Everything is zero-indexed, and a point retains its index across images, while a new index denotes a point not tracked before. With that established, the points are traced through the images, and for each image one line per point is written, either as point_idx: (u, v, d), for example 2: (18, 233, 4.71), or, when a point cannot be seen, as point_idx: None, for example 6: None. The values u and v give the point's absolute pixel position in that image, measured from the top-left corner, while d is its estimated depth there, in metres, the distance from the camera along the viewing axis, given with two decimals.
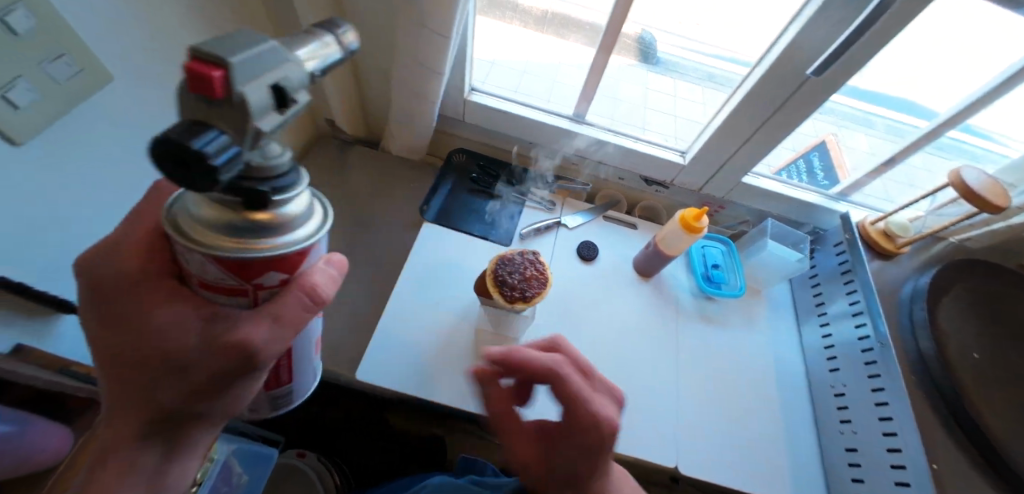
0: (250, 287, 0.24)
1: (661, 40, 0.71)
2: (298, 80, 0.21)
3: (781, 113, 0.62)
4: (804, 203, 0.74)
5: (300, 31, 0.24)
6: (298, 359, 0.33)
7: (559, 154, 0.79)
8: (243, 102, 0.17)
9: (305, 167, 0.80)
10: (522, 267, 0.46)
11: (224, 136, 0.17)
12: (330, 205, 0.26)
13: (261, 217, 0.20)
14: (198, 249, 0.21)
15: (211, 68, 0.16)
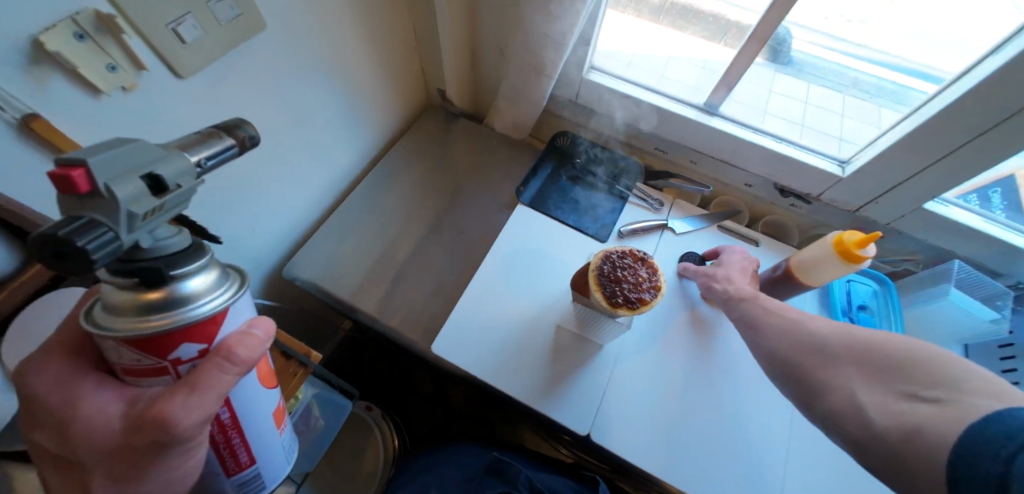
0: (168, 363, 0.24)
1: (799, 38, 0.55)
2: (189, 171, 0.23)
3: (1002, 130, 0.46)
4: (1011, 249, 0.56)
5: (200, 131, 0.25)
6: (259, 438, 0.31)
7: (678, 148, 0.70)
8: (111, 194, 0.19)
9: (413, 132, 0.81)
10: (632, 267, 0.40)
11: (102, 228, 0.19)
12: (245, 274, 0.27)
13: (153, 296, 0.22)
14: (109, 334, 0.22)
15: (70, 167, 0.18)
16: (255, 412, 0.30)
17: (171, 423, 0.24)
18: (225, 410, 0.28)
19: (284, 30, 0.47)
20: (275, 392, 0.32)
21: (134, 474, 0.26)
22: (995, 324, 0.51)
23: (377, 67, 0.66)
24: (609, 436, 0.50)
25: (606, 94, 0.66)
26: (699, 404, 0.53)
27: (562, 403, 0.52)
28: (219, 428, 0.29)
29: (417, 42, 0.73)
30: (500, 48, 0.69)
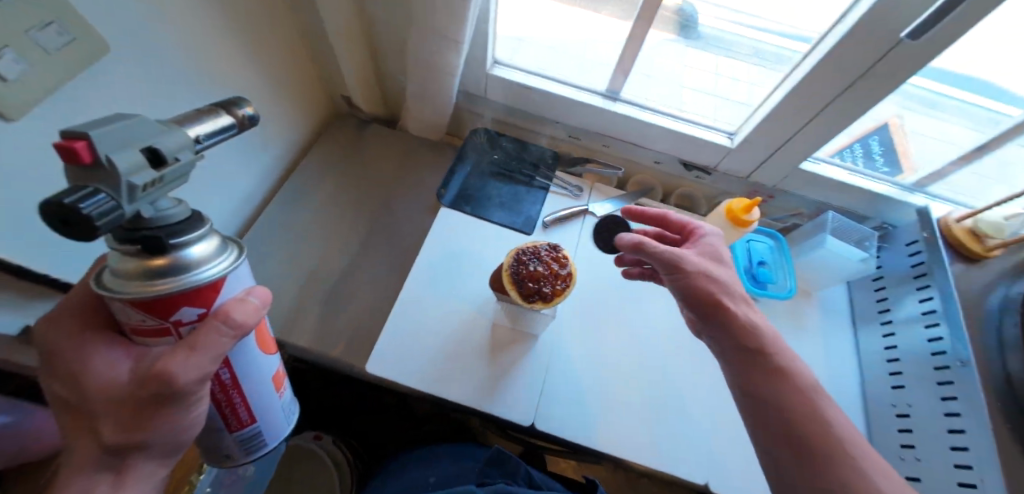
0: (169, 324, 0.26)
1: (704, 12, 0.58)
2: (188, 146, 0.24)
3: (849, 95, 0.53)
4: (872, 195, 0.65)
5: (195, 109, 0.27)
6: (260, 399, 0.34)
7: (589, 135, 0.73)
8: (111, 166, 0.20)
9: (322, 145, 0.77)
10: (543, 262, 0.41)
11: (107, 197, 0.20)
12: (241, 246, 0.28)
13: (158, 262, 0.23)
14: (115, 296, 0.23)
15: (73, 140, 0.19)
16: (252, 374, 0.33)
17: (171, 378, 0.26)
18: (225, 371, 0.31)
19: (136, 50, 0.42)
20: (276, 357, 0.36)
21: (141, 422, 0.28)
22: (864, 262, 0.59)
23: (266, 79, 0.61)
24: (553, 421, 0.52)
25: (514, 89, 0.67)
26: (631, 376, 0.56)
27: (505, 398, 0.53)
28: (220, 387, 0.32)
29: (312, 49, 0.69)
30: (400, 49, 0.67)
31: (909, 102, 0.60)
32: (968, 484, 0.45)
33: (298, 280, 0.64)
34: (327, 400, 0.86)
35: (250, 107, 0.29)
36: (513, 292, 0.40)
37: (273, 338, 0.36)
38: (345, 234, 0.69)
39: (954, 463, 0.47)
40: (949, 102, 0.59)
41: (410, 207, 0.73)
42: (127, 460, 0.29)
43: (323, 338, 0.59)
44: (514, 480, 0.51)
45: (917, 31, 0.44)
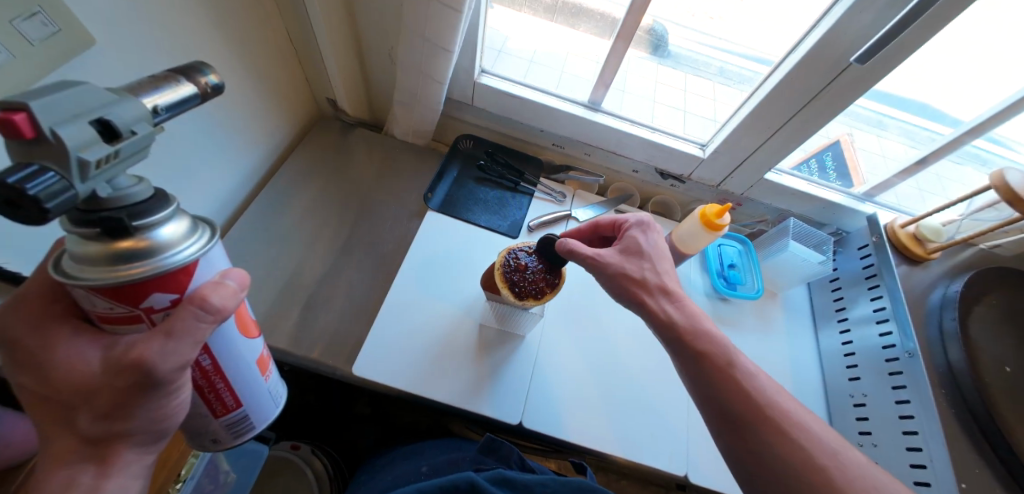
0: (142, 311, 0.26)
1: (674, 33, 0.65)
2: (145, 118, 0.23)
3: (806, 111, 0.58)
4: (828, 203, 0.71)
5: (154, 78, 0.25)
6: (245, 384, 0.34)
7: (571, 144, 0.76)
8: (54, 136, 0.19)
9: (306, 149, 0.76)
10: (539, 259, 0.43)
11: (48, 170, 0.19)
12: (213, 226, 0.28)
13: (124, 244, 0.23)
14: (81, 283, 0.23)
15: (11, 113, 0.19)
16: (236, 359, 0.33)
17: (150, 365, 0.26)
18: (206, 357, 0.31)
19: (122, 46, 0.41)
20: (259, 342, 0.36)
21: (119, 411, 0.28)
22: (823, 264, 0.64)
23: (251, 79, 0.61)
24: (541, 418, 0.53)
25: (499, 98, 0.69)
26: (614, 374, 0.59)
27: (494, 397, 0.54)
28: (202, 374, 0.32)
29: (297, 52, 0.69)
30: (387, 55, 0.68)
31: (854, 122, 0.69)
32: (919, 465, 0.49)
33: (281, 283, 0.63)
34: (307, 409, 0.84)
35: (213, 74, 0.28)
36: (504, 291, 0.41)
37: (254, 321, 0.35)
38: (330, 237, 0.69)
39: (905, 446, 0.51)
40: (891, 121, 0.67)
41: (396, 210, 0.73)
42: (110, 448, 0.29)
43: (307, 340, 0.59)
44: (507, 463, 0.53)
45: (864, 55, 0.49)
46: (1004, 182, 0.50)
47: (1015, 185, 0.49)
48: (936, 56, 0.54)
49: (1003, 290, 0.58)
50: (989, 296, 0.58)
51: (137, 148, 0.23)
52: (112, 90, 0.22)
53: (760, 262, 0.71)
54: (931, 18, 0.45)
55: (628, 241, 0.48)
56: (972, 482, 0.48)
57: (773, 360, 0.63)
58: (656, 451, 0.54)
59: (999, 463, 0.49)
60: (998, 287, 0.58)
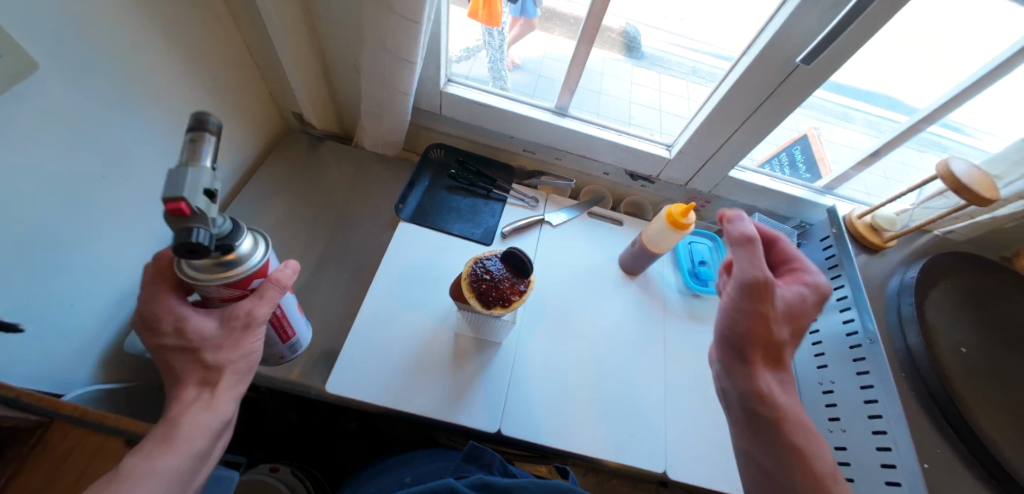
0: (242, 292, 0.40)
1: (646, 35, 0.71)
2: (211, 179, 0.35)
3: (763, 110, 0.60)
4: (790, 197, 0.73)
5: (186, 143, 0.34)
6: (297, 318, 0.51)
7: (541, 149, 0.77)
8: (200, 210, 0.33)
9: (276, 163, 0.75)
10: (505, 268, 0.43)
11: (200, 228, 0.33)
12: (262, 233, 0.42)
13: (230, 255, 0.37)
14: (210, 281, 0.37)
15: (177, 202, 0.32)
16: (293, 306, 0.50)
17: (255, 318, 0.40)
18: (254, 311, 0.41)
19: (67, 68, 0.40)
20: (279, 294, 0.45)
21: (222, 356, 0.38)
22: None
23: (211, 95, 0.60)
24: (520, 425, 0.53)
25: (467, 105, 0.69)
26: (592, 375, 0.59)
27: (471, 406, 0.54)
28: None
29: (261, 67, 0.68)
30: (352, 67, 0.67)
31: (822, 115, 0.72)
32: (884, 448, 0.51)
33: None
34: (289, 428, 0.83)
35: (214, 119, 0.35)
36: (470, 301, 0.41)
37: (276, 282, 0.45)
38: (302, 252, 0.68)
39: (871, 430, 0.53)
40: (856, 113, 0.70)
41: (368, 222, 0.73)
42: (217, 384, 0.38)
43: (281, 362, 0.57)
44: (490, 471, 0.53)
45: (810, 56, 0.51)
46: (949, 172, 0.52)
47: (959, 174, 0.52)
48: (886, 47, 0.57)
49: (956, 276, 0.61)
50: (941, 280, 0.60)
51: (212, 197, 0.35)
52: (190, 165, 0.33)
53: (730, 257, 0.73)
54: (869, 17, 0.47)
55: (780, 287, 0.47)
56: (935, 462, 0.49)
57: None
58: (633, 450, 0.55)
59: (961, 443, 0.50)
60: (950, 271, 0.61)
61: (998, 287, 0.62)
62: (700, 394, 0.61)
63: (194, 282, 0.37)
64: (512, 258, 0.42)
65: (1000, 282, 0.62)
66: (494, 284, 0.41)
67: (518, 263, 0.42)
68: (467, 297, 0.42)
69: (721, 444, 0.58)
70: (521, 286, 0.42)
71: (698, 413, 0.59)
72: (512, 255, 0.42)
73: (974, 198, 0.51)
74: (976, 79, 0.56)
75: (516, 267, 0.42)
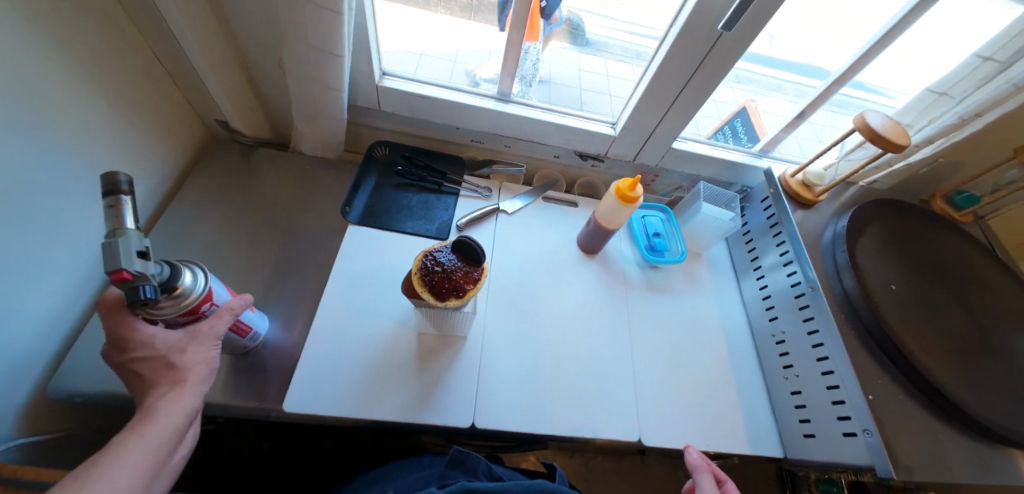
0: (196, 317, 0.41)
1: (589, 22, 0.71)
2: (139, 235, 0.35)
3: (695, 80, 0.62)
4: (730, 163, 0.76)
5: (105, 209, 0.34)
6: (252, 315, 0.50)
7: (489, 138, 0.76)
8: (141, 272, 0.34)
9: (205, 177, 0.70)
10: (456, 258, 0.42)
11: (147, 283, 0.34)
12: (195, 261, 0.42)
13: (178, 291, 0.38)
14: (165, 317, 0.38)
15: (120, 271, 0.33)
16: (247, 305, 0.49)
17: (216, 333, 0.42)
18: (208, 308, 0.42)
19: None
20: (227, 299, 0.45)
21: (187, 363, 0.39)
22: (732, 221, 0.70)
23: (112, 107, 0.54)
24: (494, 416, 0.53)
25: (405, 98, 0.67)
26: (561, 356, 0.60)
27: (443, 404, 0.53)
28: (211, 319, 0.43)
29: (172, 74, 0.62)
30: (276, 67, 0.63)
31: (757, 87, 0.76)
32: (833, 385, 0.54)
33: None
34: (258, 456, 0.78)
35: (121, 175, 0.35)
36: (423, 295, 0.40)
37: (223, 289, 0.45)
38: (244, 268, 0.63)
39: (821, 372, 0.56)
40: (787, 83, 0.74)
41: (316, 230, 0.69)
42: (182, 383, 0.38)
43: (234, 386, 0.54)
44: (476, 476, 0.52)
45: (730, 22, 0.53)
46: (865, 124, 0.56)
47: (873, 125, 0.56)
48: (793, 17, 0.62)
49: (880, 222, 0.66)
50: (869, 226, 0.65)
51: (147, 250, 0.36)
52: (119, 232, 0.34)
53: (681, 227, 0.76)
54: None
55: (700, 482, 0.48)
56: (878, 392, 0.52)
57: (705, 318, 0.69)
58: (608, 424, 0.56)
59: (899, 371, 0.54)
60: (876, 217, 0.66)
61: (917, 227, 0.68)
62: (666, 360, 0.64)
63: (151, 317, 0.38)
64: (461, 247, 0.42)
65: (917, 223, 0.68)
66: (446, 276, 0.41)
67: (469, 250, 0.41)
68: (419, 292, 0.40)
69: (690, 405, 0.60)
70: (474, 274, 0.42)
71: (665, 379, 0.61)
72: (462, 244, 0.41)
73: (887, 145, 0.55)
74: (880, 36, 0.58)
75: (467, 256, 0.41)
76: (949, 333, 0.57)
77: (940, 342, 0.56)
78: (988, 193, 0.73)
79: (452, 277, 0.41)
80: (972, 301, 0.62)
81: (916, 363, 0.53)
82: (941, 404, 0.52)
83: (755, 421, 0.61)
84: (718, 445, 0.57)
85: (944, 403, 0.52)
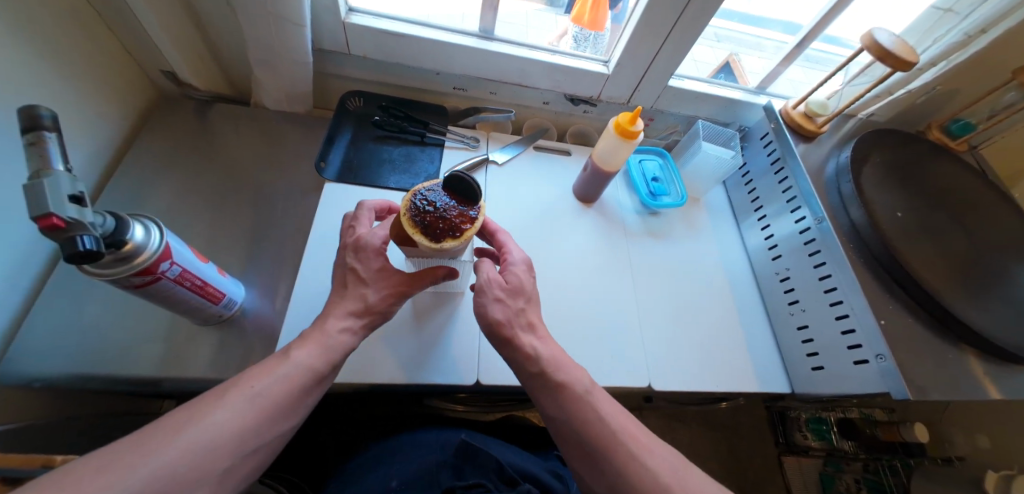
0: (155, 278, 0.36)
1: None
2: (72, 178, 0.30)
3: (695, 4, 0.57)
4: (727, 101, 0.72)
5: (26, 146, 0.29)
6: (225, 279, 0.45)
7: (471, 83, 0.70)
8: (77, 220, 0.29)
9: (156, 136, 0.62)
10: (450, 198, 0.37)
11: (86, 234, 0.29)
12: (150, 214, 0.36)
13: (129, 246, 0.33)
14: (116, 276, 0.34)
15: (49, 218, 0.28)
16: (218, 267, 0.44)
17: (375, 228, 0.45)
18: (172, 268, 0.37)
19: None
20: (198, 260, 0.41)
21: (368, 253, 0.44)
22: (733, 159, 0.67)
23: (31, 51, 0.46)
24: (500, 371, 0.50)
25: (377, 37, 0.60)
26: (564, 308, 0.57)
27: (445, 363, 0.49)
28: (176, 281, 0.38)
29: (101, 17, 0.54)
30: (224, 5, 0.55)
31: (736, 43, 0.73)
32: (842, 316, 0.53)
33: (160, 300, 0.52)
34: None
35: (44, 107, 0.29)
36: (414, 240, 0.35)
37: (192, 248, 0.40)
38: (212, 235, 0.58)
39: (829, 304, 0.55)
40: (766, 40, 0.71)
41: (289, 190, 0.63)
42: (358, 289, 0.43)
43: (215, 360, 0.49)
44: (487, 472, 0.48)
45: None
46: (874, 42, 0.53)
47: (883, 42, 0.53)
48: None
49: (883, 152, 0.64)
50: (872, 156, 0.63)
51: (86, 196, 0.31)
52: (46, 172, 0.28)
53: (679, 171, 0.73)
54: None
55: (507, 276, 0.45)
56: (889, 319, 0.52)
57: (707, 262, 0.67)
58: (618, 373, 0.54)
59: (908, 298, 0.54)
60: (877, 149, 0.64)
61: (917, 157, 0.66)
62: (671, 305, 0.62)
63: (101, 275, 0.33)
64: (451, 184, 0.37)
65: (918, 153, 0.66)
66: (438, 217, 0.36)
67: (462, 186, 0.37)
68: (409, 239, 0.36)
69: (697, 349, 0.59)
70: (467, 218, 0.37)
71: (672, 324, 0.60)
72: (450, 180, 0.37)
73: (896, 62, 0.52)
74: None
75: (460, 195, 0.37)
76: (952, 258, 0.56)
77: (946, 268, 0.56)
78: (984, 120, 0.72)
79: (452, 214, 0.37)
80: (972, 227, 0.61)
81: (925, 289, 0.52)
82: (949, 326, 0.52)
83: (762, 360, 0.60)
84: (727, 386, 0.57)
85: (953, 326, 0.51)
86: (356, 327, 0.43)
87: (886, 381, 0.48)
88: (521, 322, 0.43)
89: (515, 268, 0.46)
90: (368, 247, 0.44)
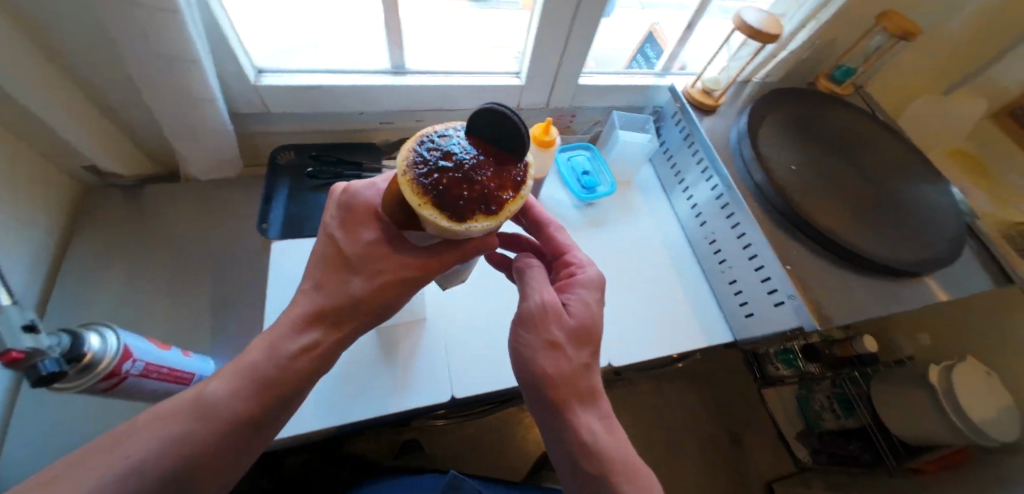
0: (120, 376, 0.39)
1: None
2: (13, 310, 0.32)
3: (585, 10, 0.61)
4: (638, 87, 0.78)
5: None
6: (188, 360, 0.48)
7: (396, 115, 0.72)
8: (33, 350, 0.31)
9: (92, 230, 0.63)
10: (471, 150, 0.33)
11: (45, 359, 0.31)
12: (100, 321, 0.38)
13: (87, 357, 0.35)
14: (80, 386, 0.36)
15: (7, 354, 0.30)
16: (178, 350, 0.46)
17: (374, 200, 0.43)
18: (134, 364, 0.40)
19: None
20: (159, 349, 0.43)
21: (364, 231, 0.42)
22: (649, 143, 0.73)
23: None
24: (468, 386, 0.54)
25: (292, 93, 0.62)
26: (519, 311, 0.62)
27: (417, 390, 0.53)
28: (143, 372, 0.41)
29: None
30: (131, 91, 0.55)
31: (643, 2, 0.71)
32: (760, 266, 0.61)
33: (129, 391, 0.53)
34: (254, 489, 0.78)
35: None
36: (420, 209, 0.31)
37: (151, 341, 0.43)
38: (169, 316, 0.59)
39: (748, 258, 0.62)
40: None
41: (239, 254, 0.66)
42: (347, 277, 0.41)
43: None
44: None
45: None
46: (744, 23, 0.59)
47: (751, 22, 0.58)
48: None
49: (778, 111, 0.71)
50: (769, 117, 0.70)
51: (32, 322, 0.32)
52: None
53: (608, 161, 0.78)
54: None
55: (575, 307, 0.46)
56: (797, 263, 0.59)
57: (646, 239, 0.73)
58: None
59: (814, 241, 0.61)
60: (775, 110, 0.71)
61: (809, 108, 0.74)
62: (623, 288, 0.67)
63: (68, 388, 0.35)
64: (481, 128, 0.33)
65: (809, 106, 0.74)
66: (460, 180, 0.32)
67: (488, 135, 0.33)
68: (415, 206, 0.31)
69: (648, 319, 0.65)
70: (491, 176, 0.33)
71: (620, 303, 0.66)
72: (478, 122, 0.32)
73: (761, 39, 0.58)
74: None
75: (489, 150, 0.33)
76: (848, 197, 0.64)
77: (844, 207, 0.63)
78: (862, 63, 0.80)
79: (481, 184, 0.32)
80: (865, 164, 0.69)
81: (825, 231, 0.60)
82: (851, 258, 0.59)
83: (705, 318, 0.67)
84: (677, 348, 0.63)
85: (852, 257, 0.59)
86: (310, 348, 0.40)
87: (801, 317, 0.55)
88: (587, 384, 0.44)
89: (585, 296, 0.47)
90: (363, 216, 0.42)
